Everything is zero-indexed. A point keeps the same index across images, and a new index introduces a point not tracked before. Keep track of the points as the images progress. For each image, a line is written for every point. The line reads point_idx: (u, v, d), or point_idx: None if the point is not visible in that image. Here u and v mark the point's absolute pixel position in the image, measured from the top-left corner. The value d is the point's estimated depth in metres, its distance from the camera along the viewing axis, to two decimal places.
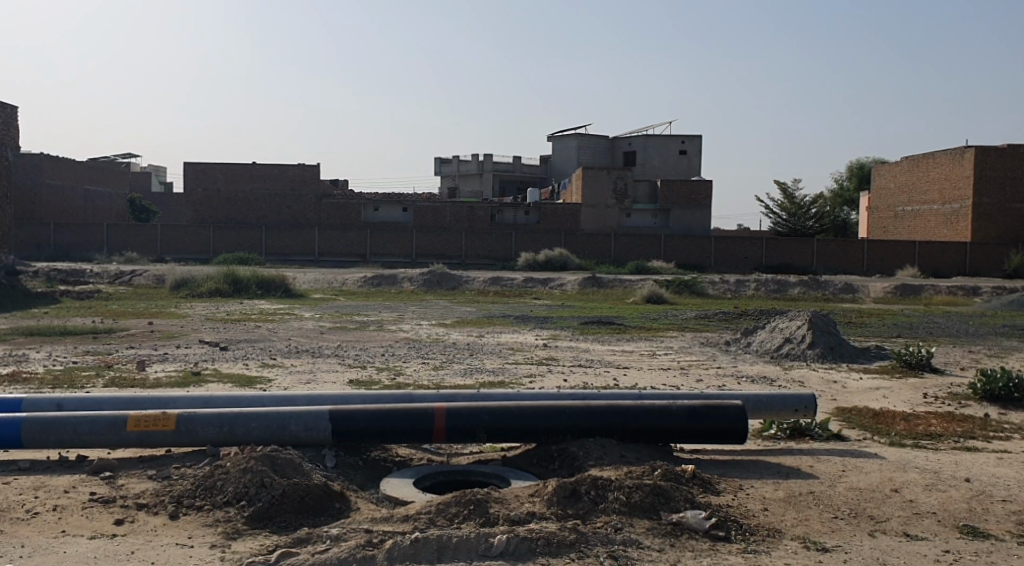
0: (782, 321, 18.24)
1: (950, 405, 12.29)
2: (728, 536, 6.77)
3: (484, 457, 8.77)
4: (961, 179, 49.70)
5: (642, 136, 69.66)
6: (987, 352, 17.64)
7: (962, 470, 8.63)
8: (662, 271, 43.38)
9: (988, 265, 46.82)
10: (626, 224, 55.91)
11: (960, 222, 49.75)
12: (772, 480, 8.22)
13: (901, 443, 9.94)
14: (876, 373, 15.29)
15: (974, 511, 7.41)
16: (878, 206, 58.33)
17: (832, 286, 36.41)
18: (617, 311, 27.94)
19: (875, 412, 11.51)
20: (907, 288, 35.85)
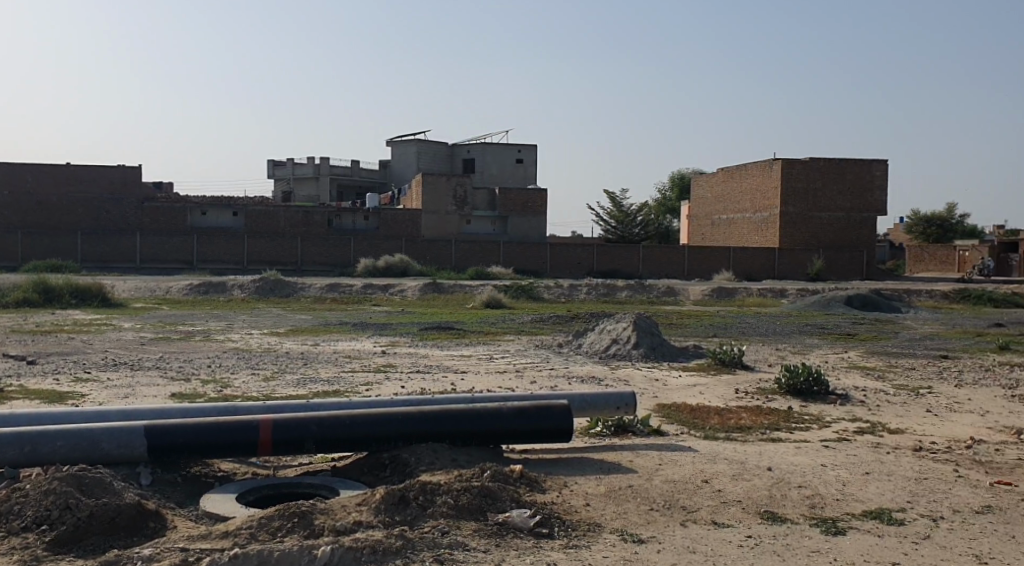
0: (610, 322, 18.86)
1: (758, 399, 13.11)
2: (551, 533, 6.98)
3: (313, 468, 8.68)
4: (770, 190, 52.98)
5: (480, 143, 70.36)
6: (792, 350, 18.87)
7: (765, 460, 9.22)
8: (501, 277, 43.89)
9: (793, 270, 50.05)
10: (466, 230, 56.29)
11: (769, 229, 52.90)
12: (595, 476, 8.52)
13: (715, 436, 10.52)
14: (694, 371, 16.07)
15: (773, 497, 7.94)
16: (699, 215, 61.21)
17: (657, 289, 37.93)
18: (454, 316, 28.07)
19: (693, 407, 12.11)
20: (724, 291, 37.80)
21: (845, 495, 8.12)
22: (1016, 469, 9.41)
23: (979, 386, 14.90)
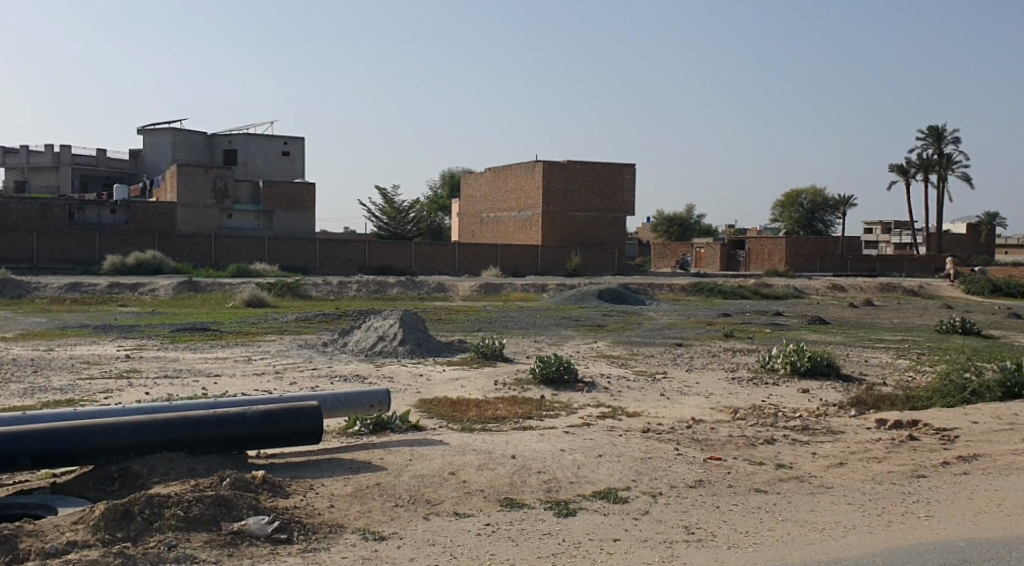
0: (375, 320, 18.73)
1: (515, 389, 13.53)
2: (289, 538, 6.81)
3: (32, 486, 8.01)
4: (531, 191, 54.92)
5: (243, 134, 67.81)
6: (549, 342, 19.60)
7: (509, 448, 9.53)
8: (264, 274, 42.53)
9: (554, 265, 52.20)
10: (227, 225, 54.11)
11: (532, 228, 54.84)
12: (342, 476, 8.42)
13: (471, 428, 10.74)
14: (457, 365, 16.30)
15: (513, 484, 8.31)
16: (466, 213, 62.35)
17: (425, 286, 38.15)
18: (213, 316, 26.89)
19: (451, 401, 12.29)
20: (490, 287, 38.62)
21: (578, 478, 8.68)
22: (729, 444, 10.30)
23: (708, 370, 16.18)
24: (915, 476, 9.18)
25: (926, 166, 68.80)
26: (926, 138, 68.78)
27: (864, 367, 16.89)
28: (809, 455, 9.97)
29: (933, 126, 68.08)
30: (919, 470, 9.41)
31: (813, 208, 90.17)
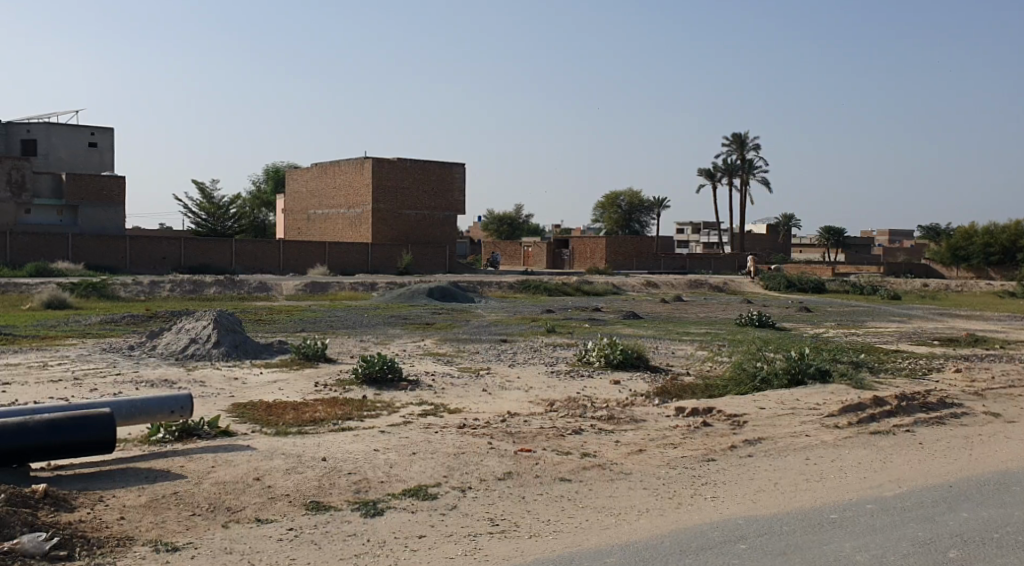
0: (188, 321, 17.92)
1: (335, 390, 13.32)
2: (71, 555, 6.40)
3: None
4: (360, 187, 54.34)
5: (44, 123, 63.10)
6: (373, 341, 19.41)
7: (320, 450, 9.37)
8: (66, 273, 39.78)
9: (384, 263, 51.99)
10: (26, 221, 50.34)
11: (361, 225, 54.21)
12: (137, 486, 8.01)
13: (285, 431, 10.48)
14: (276, 366, 15.86)
15: (320, 487, 8.17)
16: (291, 208, 60.93)
17: (245, 285, 36.92)
18: (8, 319, 25.01)
19: (267, 405, 11.96)
20: (314, 285, 37.81)
21: (389, 476, 8.67)
22: (539, 436, 10.53)
23: (528, 365, 16.49)
24: (706, 460, 9.69)
25: (729, 171, 72.85)
26: (730, 145, 72.77)
27: (671, 358, 17.66)
28: (612, 444, 10.32)
29: (736, 134, 72.16)
30: (711, 454, 9.93)
31: (631, 210, 93.66)
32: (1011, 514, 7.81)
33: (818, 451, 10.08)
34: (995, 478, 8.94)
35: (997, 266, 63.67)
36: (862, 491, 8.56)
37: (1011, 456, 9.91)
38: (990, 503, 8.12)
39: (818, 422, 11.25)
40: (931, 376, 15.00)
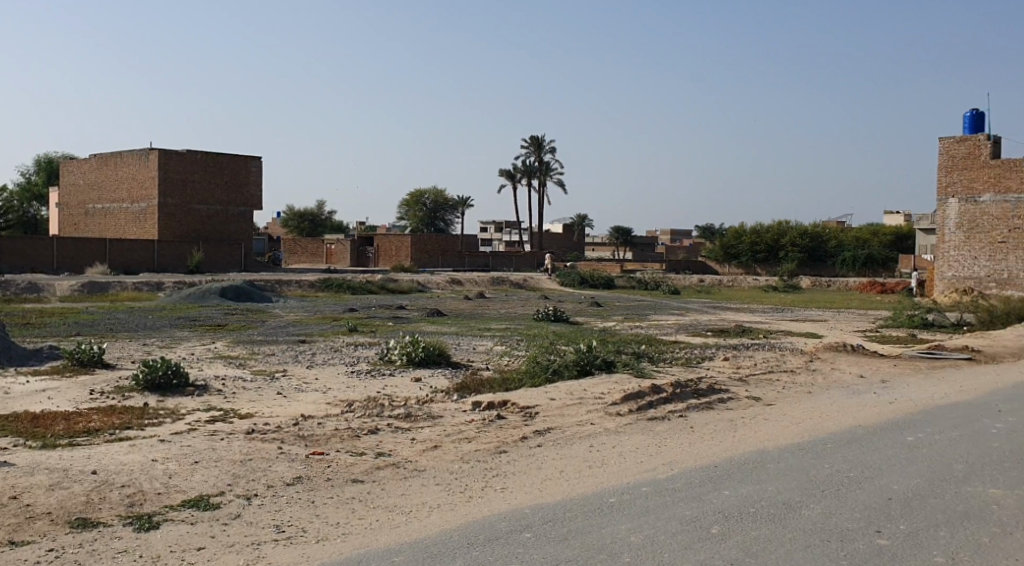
0: None
1: (114, 398, 12.48)
2: None
3: None
4: (146, 180, 51.36)
5: None
6: (159, 344, 18.37)
7: (90, 463, 8.72)
8: None
9: (174, 261, 49.62)
10: None
11: (147, 221, 51.35)
12: None
13: (53, 444, 9.67)
14: (46, 374, 14.66)
15: (89, 503, 7.58)
16: (68, 203, 56.75)
17: (14, 286, 34.10)
18: None
19: (33, 416, 11.01)
20: (95, 285, 35.46)
21: (167, 487, 8.16)
22: (331, 438, 10.24)
23: (326, 365, 16.11)
24: (497, 452, 9.75)
25: (528, 172, 74.40)
26: (528, 147, 74.32)
27: (470, 354, 17.75)
28: (407, 442, 10.20)
29: (534, 136, 73.81)
30: (502, 446, 10.00)
31: (435, 208, 93.84)
32: (767, 489, 8.34)
33: (602, 438, 10.37)
34: (754, 457, 9.50)
35: (764, 263, 68.41)
36: (638, 475, 8.87)
37: (771, 435, 10.56)
38: (750, 480, 8.63)
39: (603, 411, 11.59)
40: (706, 364, 15.85)
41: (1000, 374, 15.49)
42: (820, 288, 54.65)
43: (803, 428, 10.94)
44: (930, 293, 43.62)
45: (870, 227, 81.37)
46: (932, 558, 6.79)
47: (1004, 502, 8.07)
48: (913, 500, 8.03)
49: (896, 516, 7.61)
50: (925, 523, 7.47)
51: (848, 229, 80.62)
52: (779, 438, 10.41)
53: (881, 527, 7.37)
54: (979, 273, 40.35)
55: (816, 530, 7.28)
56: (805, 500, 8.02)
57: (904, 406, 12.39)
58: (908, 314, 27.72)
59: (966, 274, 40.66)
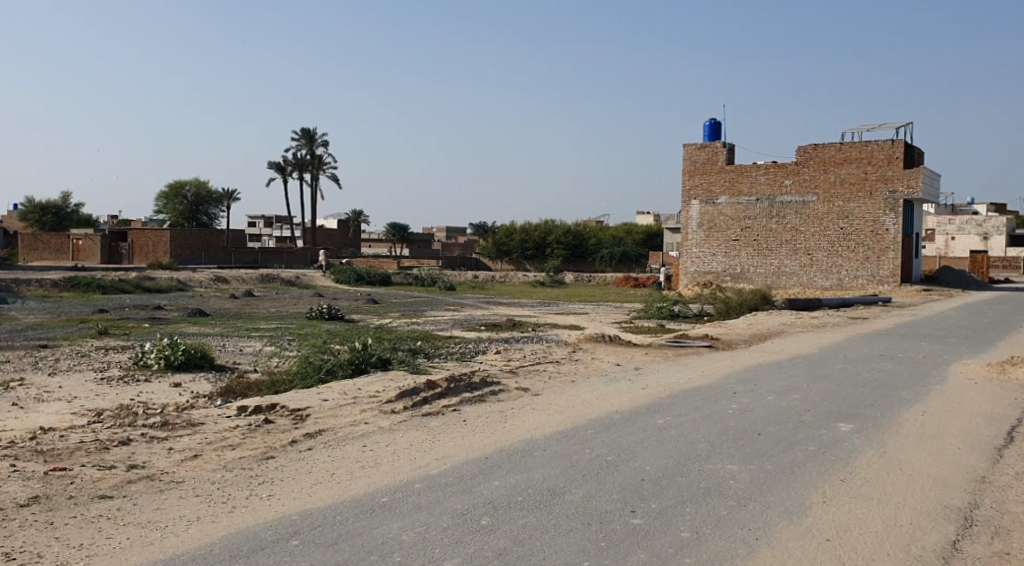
0: None
1: None
2: None
3: None
4: None
5: None
6: None
7: None
8: None
9: None
10: None
11: None
12: None
13: None
14: None
15: None
16: None
17: None
18: None
19: None
20: None
21: None
22: (76, 452, 9.28)
23: (73, 372, 14.74)
24: (264, 458, 9.20)
25: (301, 166, 72.33)
26: (300, 139, 72.39)
27: (236, 356, 16.84)
28: (164, 452, 9.42)
29: (305, 128, 71.98)
30: (269, 452, 9.44)
31: (196, 200, 89.76)
32: (532, 477, 8.33)
33: (374, 438, 10.04)
34: (519, 446, 9.51)
35: (532, 261, 70.08)
36: (408, 471, 8.62)
37: (537, 424, 10.62)
38: (517, 469, 8.61)
39: (376, 409, 11.25)
40: (479, 358, 15.87)
41: (741, 359, 16.58)
42: (584, 283, 56.65)
43: (566, 416, 11.09)
44: (675, 285, 46.88)
45: (626, 226, 86.03)
46: (679, 534, 7.00)
47: (740, 476, 8.48)
48: (663, 479, 8.29)
49: (647, 496, 7.81)
50: (675, 500, 7.71)
51: (606, 228, 84.84)
52: (544, 427, 10.48)
53: (636, 507, 7.53)
54: (718, 268, 43.66)
55: (575, 515, 7.34)
56: (568, 485, 8.08)
57: (662, 391, 12.90)
58: (657, 306, 29.49)
59: (707, 268, 44.03)
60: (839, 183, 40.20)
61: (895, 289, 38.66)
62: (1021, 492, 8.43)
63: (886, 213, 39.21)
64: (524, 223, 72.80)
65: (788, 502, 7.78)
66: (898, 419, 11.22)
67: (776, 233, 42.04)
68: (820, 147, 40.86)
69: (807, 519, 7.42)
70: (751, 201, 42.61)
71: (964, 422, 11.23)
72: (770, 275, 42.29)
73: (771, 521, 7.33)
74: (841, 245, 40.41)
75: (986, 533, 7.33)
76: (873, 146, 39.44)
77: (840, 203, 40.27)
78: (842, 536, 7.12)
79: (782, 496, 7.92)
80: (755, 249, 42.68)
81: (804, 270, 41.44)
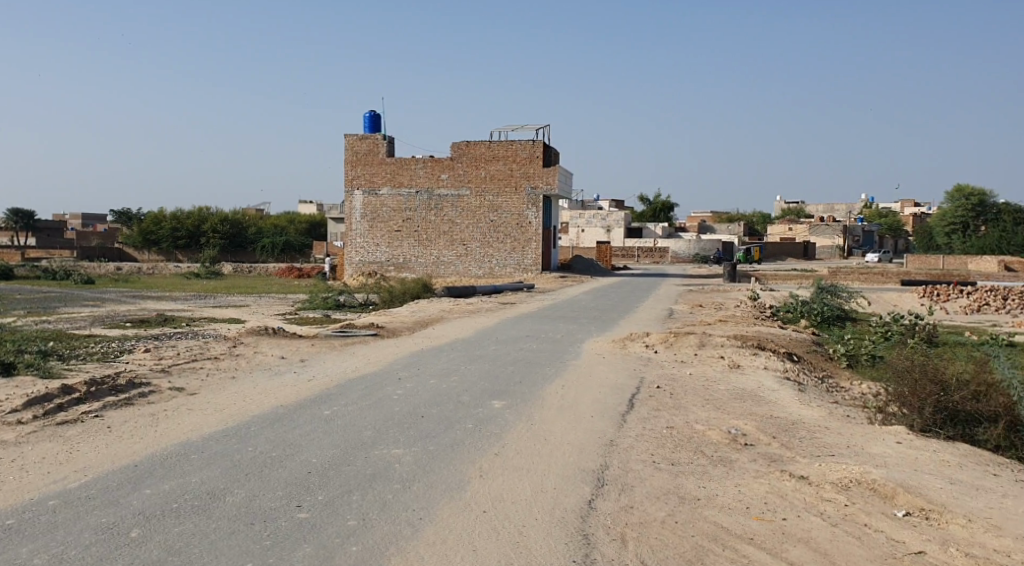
0: None
1: None
2: None
3: None
4: None
5: None
6: None
7: None
8: None
9: None
10: None
11: None
12: None
13: None
14: None
15: None
16: None
17: None
18: None
19: None
20: None
21: None
22: None
23: None
24: None
25: None
26: None
27: None
28: None
29: None
30: None
31: None
32: (189, 481, 8.00)
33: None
34: (174, 450, 9.06)
35: (183, 250, 66.83)
36: (40, 488, 7.90)
37: (190, 426, 10.16)
38: (170, 474, 8.21)
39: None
40: (124, 358, 14.85)
41: (398, 346, 16.97)
42: (242, 274, 54.87)
43: (224, 414, 10.72)
44: (339, 276, 46.89)
45: (284, 214, 84.60)
46: (345, 523, 7.05)
47: (404, 459, 8.72)
48: (328, 470, 8.31)
49: (312, 488, 7.79)
50: (340, 490, 7.76)
51: (263, 216, 82.92)
52: (200, 428, 10.05)
53: (300, 501, 7.49)
54: (380, 258, 44.14)
55: (236, 515, 7.16)
56: (228, 486, 7.86)
57: (321, 382, 12.87)
58: (323, 296, 29.22)
59: (371, 258, 44.32)
60: (489, 179, 42.45)
61: (538, 276, 41.72)
62: (645, 451, 9.46)
63: (529, 208, 42.14)
64: (173, 210, 68.53)
65: (447, 480, 8.12)
66: (543, 394, 12.11)
67: (434, 225, 43.40)
68: (472, 144, 42.70)
69: (467, 494, 7.80)
70: (411, 193, 43.56)
71: (598, 393, 12.37)
72: (428, 265, 43.58)
73: (433, 501, 7.59)
74: (491, 236, 42.76)
75: (618, 491, 8.12)
76: (517, 145, 42.16)
77: (490, 197, 42.56)
78: (497, 507, 7.53)
79: (442, 475, 8.25)
80: (416, 239, 43.70)
81: (459, 261, 43.25)
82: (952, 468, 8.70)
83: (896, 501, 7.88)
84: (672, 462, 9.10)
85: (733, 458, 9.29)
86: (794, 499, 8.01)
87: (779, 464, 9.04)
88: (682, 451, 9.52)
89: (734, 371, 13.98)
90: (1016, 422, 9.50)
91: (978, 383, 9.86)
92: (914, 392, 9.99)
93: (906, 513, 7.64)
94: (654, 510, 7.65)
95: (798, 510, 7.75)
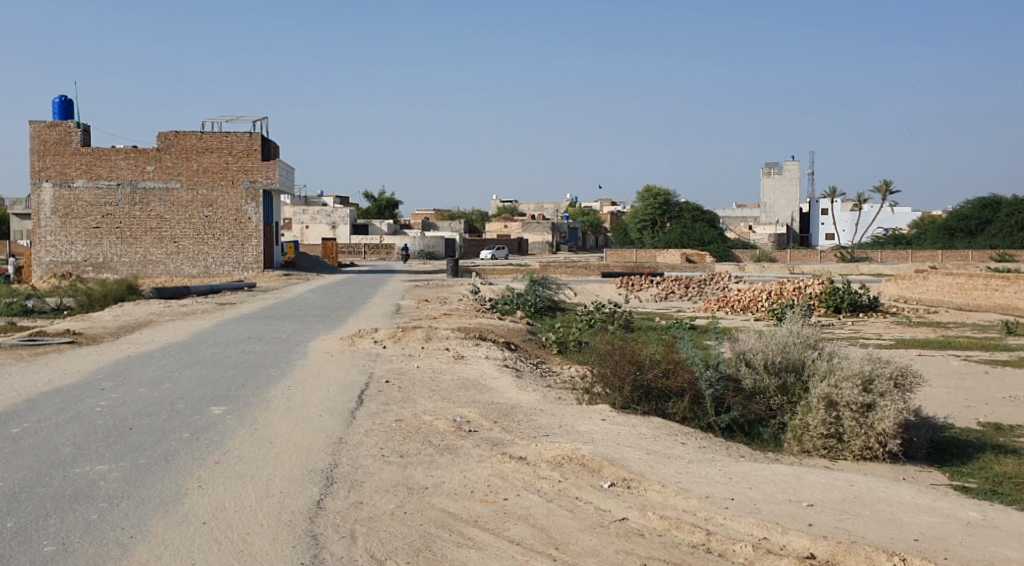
0: None
1: None
2: None
3: None
4: None
5: None
6: None
7: None
8: None
9: None
10: None
11: None
12: None
13: None
14: None
15: None
16: None
17: None
18: None
19: None
20: None
21: None
22: None
23: None
24: None
25: None
26: None
27: None
28: None
29: None
30: None
31: None
32: None
33: None
34: None
35: None
36: None
37: None
38: None
39: None
40: None
41: (102, 353, 16.07)
42: None
43: None
44: (27, 277, 43.06)
45: None
46: (41, 549, 6.72)
47: (109, 477, 8.43)
48: (19, 493, 7.88)
49: (3, 515, 7.37)
50: (34, 515, 7.39)
51: None
52: None
53: None
54: (76, 258, 41.14)
55: None
56: None
57: (8, 397, 11.99)
58: (4, 303, 26.82)
59: (63, 258, 41.23)
60: (202, 171, 40.93)
61: (259, 274, 40.82)
62: (373, 445, 9.79)
63: (248, 203, 41.07)
64: None
65: (162, 494, 7.97)
66: (266, 397, 12.09)
67: (141, 221, 41.14)
68: (182, 134, 41.04)
69: (183, 506, 7.70)
70: (111, 186, 40.95)
71: (327, 391, 12.54)
72: (135, 265, 41.23)
73: (144, 517, 7.42)
74: (206, 232, 41.22)
75: (347, 488, 8.38)
76: (232, 136, 41.05)
77: (203, 191, 40.99)
78: (218, 517, 7.50)
79: (156, 489, 8.09)
80: (119, 236, 41.25)
81: (171, 259, 41.34)
82: (647, 440, 9.74)
83: (602, 473, 8.71)
84: (401, 454, 9.49)
85: (457, 445, 9.84)
86: (514, 479, 8.66)
87: (501, 448, 9.68)
88: (410, 442, 9.95)
89: (458, 361, 14.66)
90: (699, 394, 10.76)
91: (667, 361, 11.06)
92: (615, 373, 11.10)
93: (611, 484, 8.48)
94: (384, 503, 7.99)
95: (517, 490, 8.38)
